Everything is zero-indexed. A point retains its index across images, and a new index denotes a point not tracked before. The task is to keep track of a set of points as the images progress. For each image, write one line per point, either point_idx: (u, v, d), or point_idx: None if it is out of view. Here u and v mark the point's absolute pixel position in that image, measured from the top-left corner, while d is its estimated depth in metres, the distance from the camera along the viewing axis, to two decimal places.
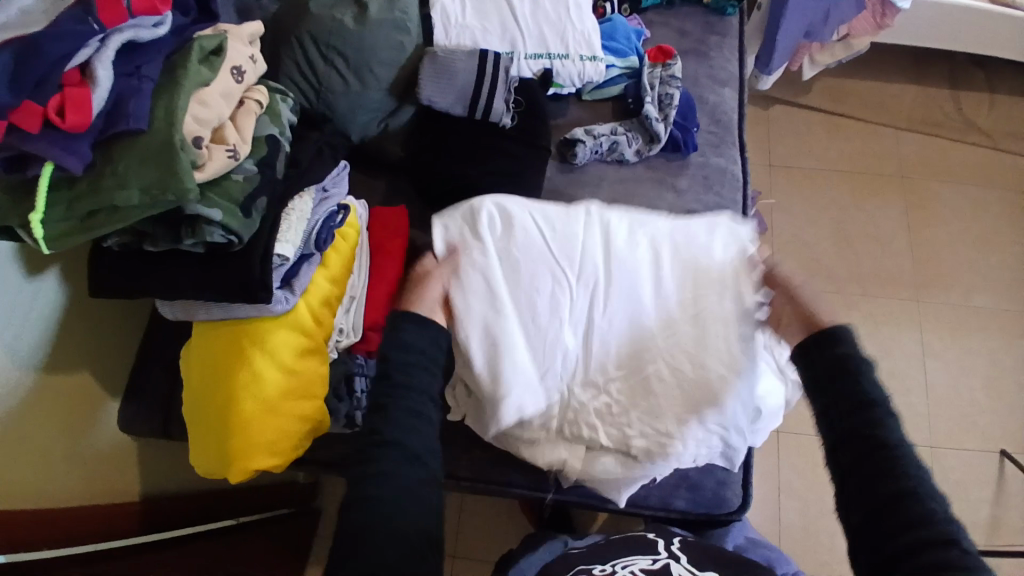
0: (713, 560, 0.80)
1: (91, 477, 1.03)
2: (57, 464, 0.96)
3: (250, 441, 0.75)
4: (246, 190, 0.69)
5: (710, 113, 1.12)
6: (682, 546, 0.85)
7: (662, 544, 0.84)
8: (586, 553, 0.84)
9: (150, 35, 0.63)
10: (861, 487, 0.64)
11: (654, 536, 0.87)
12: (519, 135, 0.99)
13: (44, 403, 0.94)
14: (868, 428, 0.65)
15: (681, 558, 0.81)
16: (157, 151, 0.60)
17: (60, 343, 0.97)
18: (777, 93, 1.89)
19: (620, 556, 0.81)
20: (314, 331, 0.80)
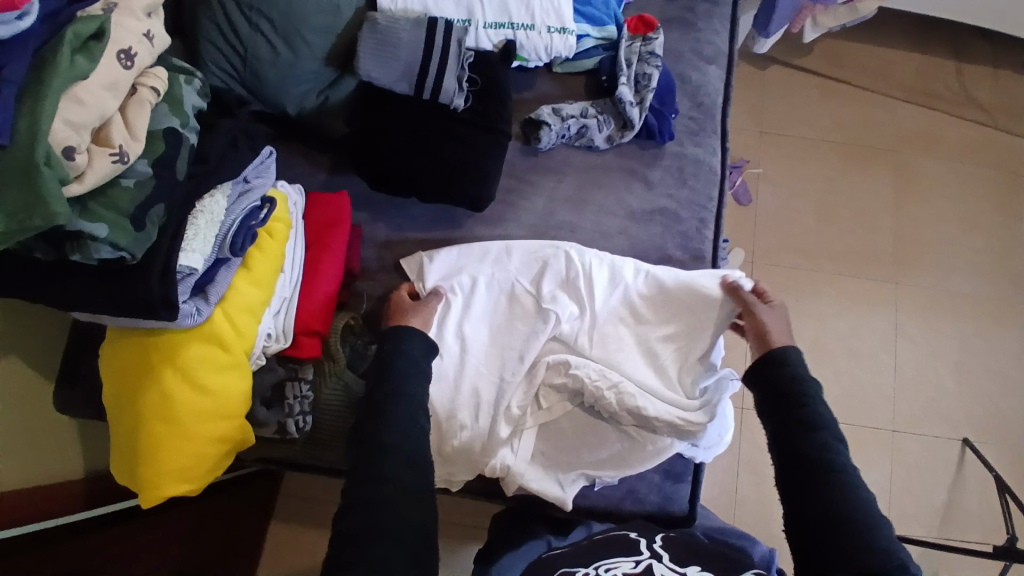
0: (699, 556, 0.76)
1: (33, 464, 0.99)
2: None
3: (158, 468, 0.69)
4: (137, 199, 0.60)
5: (692, 95, 1.01)
6: (664, 543, 0.80)
7: (644, 543, 0.79)
8: (564, 556, 0.79)
9: (11, 32, 0.51)
10: (811, 495, 0.67)
11: (637, 535, 0.82)
12: (473, 119, 0.88)
13: None
14: (812, 437, 0.71)
15: (663, 556, 0.76)
16: (18, 171, 0.51)
17: None
18: (775, 53, 1.75)
19: (602, 558, 0.76)
20: (233, 344, 0.72)
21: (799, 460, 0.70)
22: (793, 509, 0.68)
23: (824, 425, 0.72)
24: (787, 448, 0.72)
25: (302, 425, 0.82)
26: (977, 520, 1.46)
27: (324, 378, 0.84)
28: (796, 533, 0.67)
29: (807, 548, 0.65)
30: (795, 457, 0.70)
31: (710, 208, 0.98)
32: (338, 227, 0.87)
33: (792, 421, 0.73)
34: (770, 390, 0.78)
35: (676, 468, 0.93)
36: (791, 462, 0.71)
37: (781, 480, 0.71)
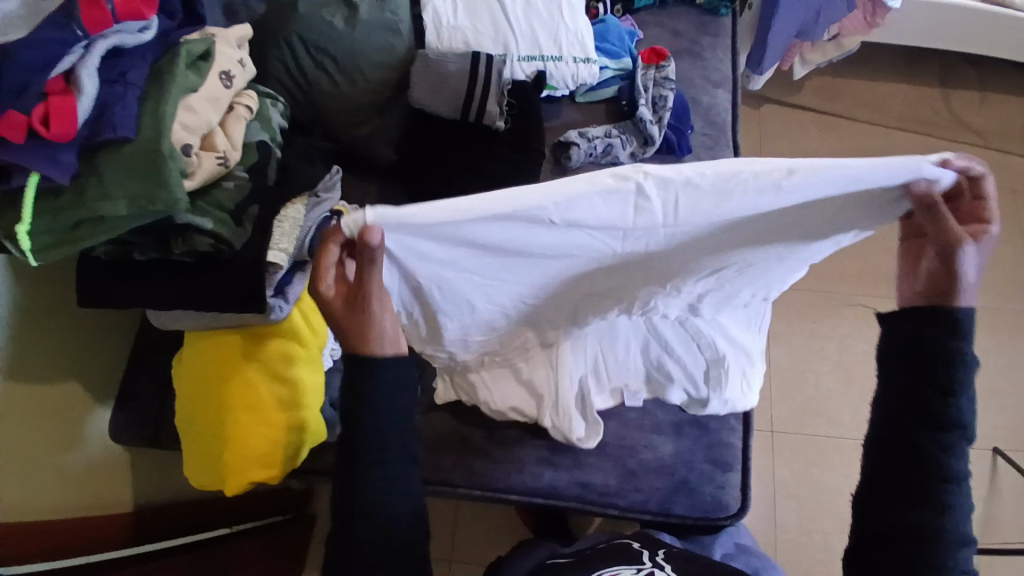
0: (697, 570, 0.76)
1: (83, 488, 1.01)
2: (52, 474, 0.94)
3: (240, 453, 0.74)
4: (235, 198, 0.69)
5: (705, 114, 1.12)
6: (666, 556, 0.80)
7: (647, 555, 0.80)
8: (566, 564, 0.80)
9: (134, 40, 0.61)
10: (896, 490, 0.61)
11: (640, 547, 0.82)
12: (511, 139, 0.98)
13: (41, 414, 0.92)
14: (934, 438, 0.60)
15: (666, 566, 0.77)
16: (144, 161, 0.58)
17: (57, 355, 0.96)
18: (769, 93, 1.90)
19: (607, 565, 0.77)
20: (309, 340, 0.78)
21: (905, 446, 0.61)
22: (867, 493, 0.63)
23: (961, 427, 0.60)
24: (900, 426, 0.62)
25: None
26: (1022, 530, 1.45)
27: None
28: (869, 512, 0.63)
29: (873, 538, 0.62)
30: (902, 441, 0.61)
31: None
32: None
33: (920, 404, 0.61)
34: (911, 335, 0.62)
35: (725, 458, 0.96)
36: (897, 442, 0.62)
37: (871, 458, 0.64)
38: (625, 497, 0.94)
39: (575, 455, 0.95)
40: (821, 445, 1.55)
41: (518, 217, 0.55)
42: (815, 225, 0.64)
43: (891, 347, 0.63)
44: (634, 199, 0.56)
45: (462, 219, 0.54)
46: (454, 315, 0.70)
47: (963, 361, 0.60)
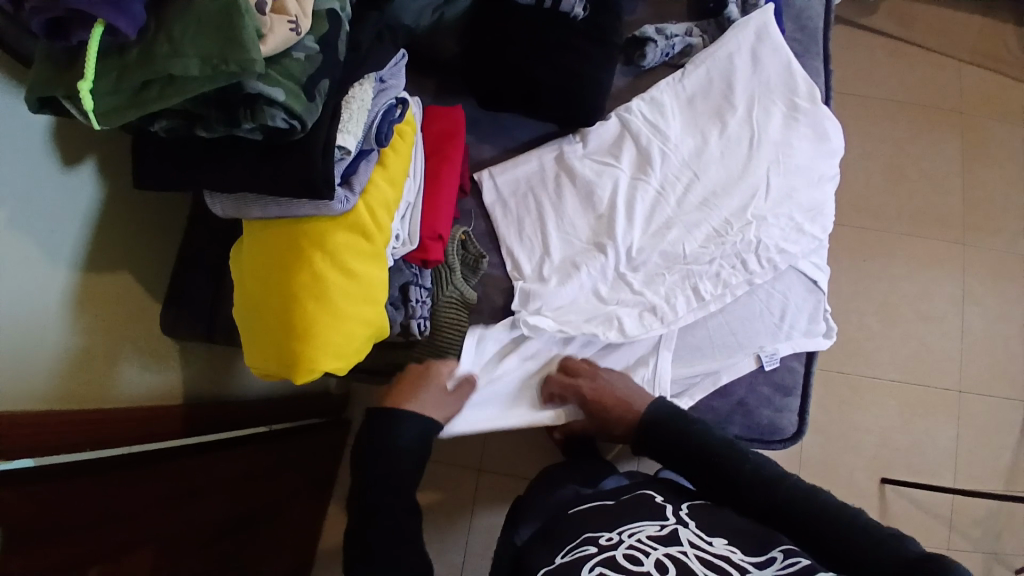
0: (726, 527, 0.73)
1: (139, 378, 1.00)
2: (91, 360, 0.90)
3: (313, 343, 0.71)
4: (308, 70, 0.62)
5: (795, 18, 1.01)
6: (691, 510, 0.78)
7: (670, 508, 0.78)
8: (595, 517, 0.79)
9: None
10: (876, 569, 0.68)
11: (663, 500, 0.80)
12: (589, 30, 0.90)
13: (73, 306, 0.86)
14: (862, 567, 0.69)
15: (690, 522, 0.74)
16: (217, 16, 0.52)
17: (110, 250, 0.93)
18: (840, 12, 1.82)
19: (628, 522, 0.75)
20: (375, 235, 0.74)
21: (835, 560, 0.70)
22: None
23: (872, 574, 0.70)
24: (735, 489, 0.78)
25: (424, 326, 0.85)
26: None
27: (442, 284, 0.88)
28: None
29: None
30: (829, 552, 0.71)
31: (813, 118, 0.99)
32: (455, 139, 0.90)
33: (739, 482, 0.78)
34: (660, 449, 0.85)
35: (786, 382, 0.94)
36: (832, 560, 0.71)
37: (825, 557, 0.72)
38: None
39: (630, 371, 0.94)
40: (858, 387, 1.62)
41: (581, 222, 0.93)
42: (782, 211, 0.94)
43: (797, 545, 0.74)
44: (646, 206, 0.94)
45: (548, 205, 0.94)
46: (547, 234, 0.93)
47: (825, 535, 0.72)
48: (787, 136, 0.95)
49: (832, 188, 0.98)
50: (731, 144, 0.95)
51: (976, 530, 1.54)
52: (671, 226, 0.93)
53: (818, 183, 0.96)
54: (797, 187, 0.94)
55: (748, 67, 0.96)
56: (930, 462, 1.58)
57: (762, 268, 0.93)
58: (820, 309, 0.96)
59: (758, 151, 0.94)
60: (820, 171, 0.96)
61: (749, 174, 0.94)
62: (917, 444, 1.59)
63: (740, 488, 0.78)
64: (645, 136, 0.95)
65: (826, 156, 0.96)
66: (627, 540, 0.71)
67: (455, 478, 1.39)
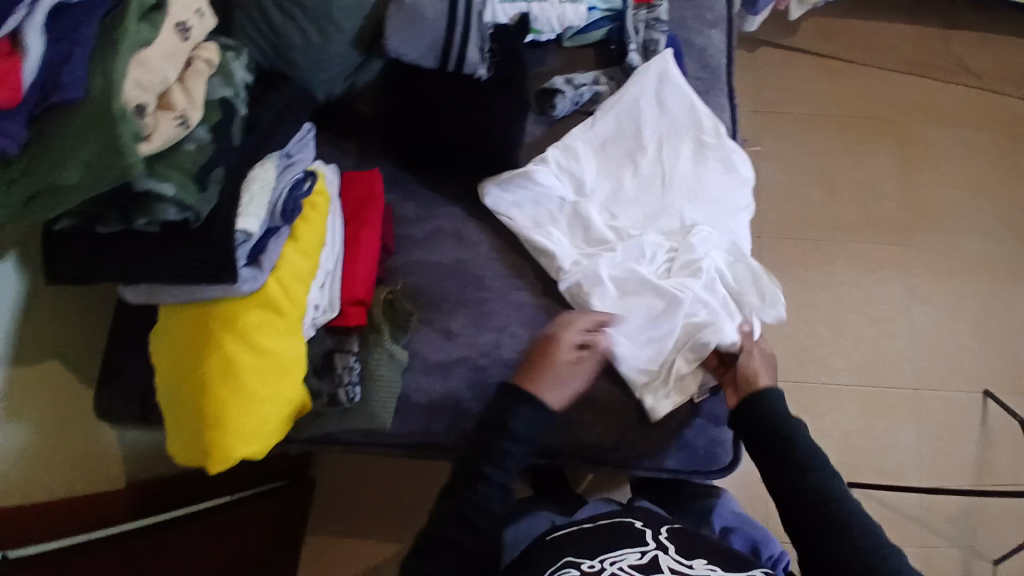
0: (700, 548, 0.81)
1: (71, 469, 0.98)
2: (26, 456, 0.90)
3: (226, 428, 0.71)
4: (200, 160, 0.63)
5: (698, 58, 1.05)
6: (669, 534, 0.84)
7: (649, 535, 0.84)
8: (573, 540, 0.84)
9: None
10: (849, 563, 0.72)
11: (641, 525, 0.86)
12: (496, 88, 0.92)
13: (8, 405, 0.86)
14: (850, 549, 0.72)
15: (669, 548, 0.80)
16: (95, 125, 0.53)
17: (42, 339, 0.92)
18: (763, 35, 1.90)
19: (610, 549, 0.81)
20: (288, 311, 0.75)
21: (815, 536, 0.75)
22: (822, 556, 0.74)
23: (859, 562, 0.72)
24: (792, 489, 0.79)
25: (352, 393, 0.84)
26: (1009, 468, 1.59)
27: (369, 347, 0.87)
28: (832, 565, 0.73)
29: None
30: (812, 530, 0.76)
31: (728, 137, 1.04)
32: (375, 202, 0.90)
33: (805, 487, 0.78)
34: (755, 432, 0.85)
35: (720, 412, 0.94)
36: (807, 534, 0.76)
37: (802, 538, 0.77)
38: (621, 455, 0.93)
39: (571, 414, 0.92)
40: (819, 394, 1.63)
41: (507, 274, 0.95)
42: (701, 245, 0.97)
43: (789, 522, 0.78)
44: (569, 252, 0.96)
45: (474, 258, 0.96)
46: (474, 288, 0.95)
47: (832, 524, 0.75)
48: (697, 172, 0.98)
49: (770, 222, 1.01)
50: (645, 184, 0.98)
51: (950, 527, 1.56)
52: (612, 264, 0.93)
53: (734, 212, 0.99)
54: (713, 220, 0.97)
55: (654, 107, 0.99)
56: (896, 463, 1.59)
57: (723, 303, 0.94)
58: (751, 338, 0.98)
59: (671, 188, 0.97)
60: (734, 201, 0.99)
61: (666, 211, 0.97)
62: (881, 446, 1.60)
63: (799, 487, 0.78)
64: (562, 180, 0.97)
65: (738, 188, 1.00)
66: (606, 566, 0.77)
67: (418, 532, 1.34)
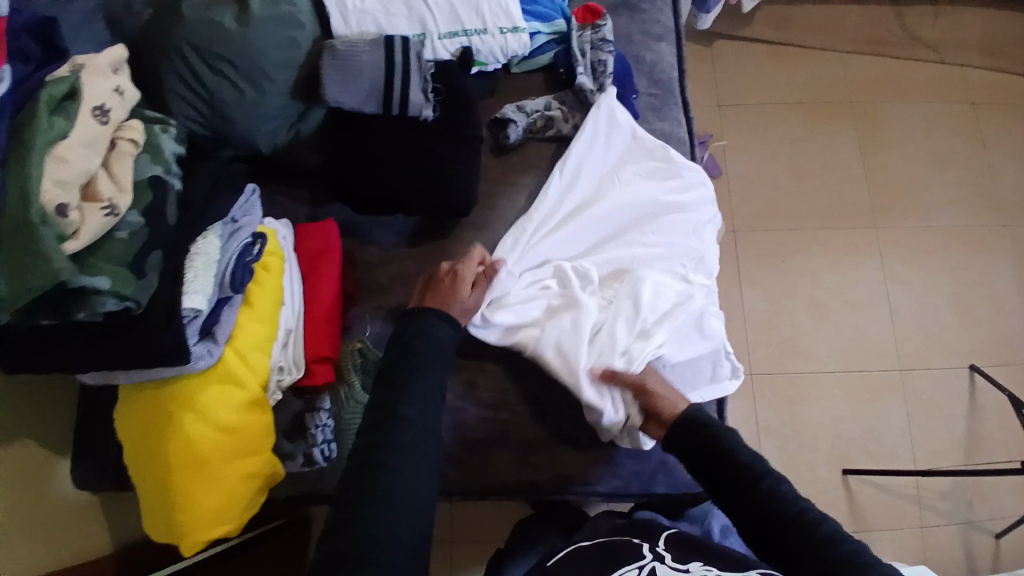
0: (699, 552, 0.75)
1: (59, 540, 0.95)
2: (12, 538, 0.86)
3: (196, 510, 0.69)
4: (134, 247, 0.62)
5: (649, 73, 1.04)
6: (667, 543, 0.77)
7: (647, 546, 0.76)
8: (566, 563, 0.76)
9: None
10: (795, 546, 0.66)
11: (639, 539, 0.78)
12: (442, 128, 0.90)
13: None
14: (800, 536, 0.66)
15: (666, 556, 0.74)
16: (16, 233, 0.52)
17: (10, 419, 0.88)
18: (720, 28, 1.88)
19: (606, 571, 0.72)
20: (248, 381, 0.73)
21: (766, 524, 0.68)
22: (775, 547, 0.67)
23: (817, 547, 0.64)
24: (730, 484, 0.73)
25: (328, 451, 0.81)
26: (996, 440, 1.59)
27: (342, 403, 0.83)
28: (789, 555, 0.66)
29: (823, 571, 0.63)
30: (763, 520, 0.69)
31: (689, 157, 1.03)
32: (331, 254, 0.88)
33: (739, 479, 0.72)
34: (692, 456, 0.78)
35: None
36: (762, 527, 0.69)
37: (761, 542, 0.69)
38: (606, 483, 0.92)
39: (549, 451, 0.91)
40: (802, 382, 1.62)
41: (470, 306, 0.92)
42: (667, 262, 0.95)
43: (746, 527, 0.71)
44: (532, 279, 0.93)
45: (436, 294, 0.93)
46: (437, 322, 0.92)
47: (783, 510, 0.68)
48: (656, 191, 0.97)
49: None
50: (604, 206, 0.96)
51: (946, 503, 1.55)
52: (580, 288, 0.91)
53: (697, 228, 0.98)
54: (676, 237, 0.96)
55: (586, 146, 0.98)
56: (887, 445, 1.58)
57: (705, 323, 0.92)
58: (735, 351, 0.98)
59: (622, 220, 0.96)
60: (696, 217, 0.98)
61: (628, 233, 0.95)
62: (869, 430, 1.59)
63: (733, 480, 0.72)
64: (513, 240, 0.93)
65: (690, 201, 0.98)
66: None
67: None
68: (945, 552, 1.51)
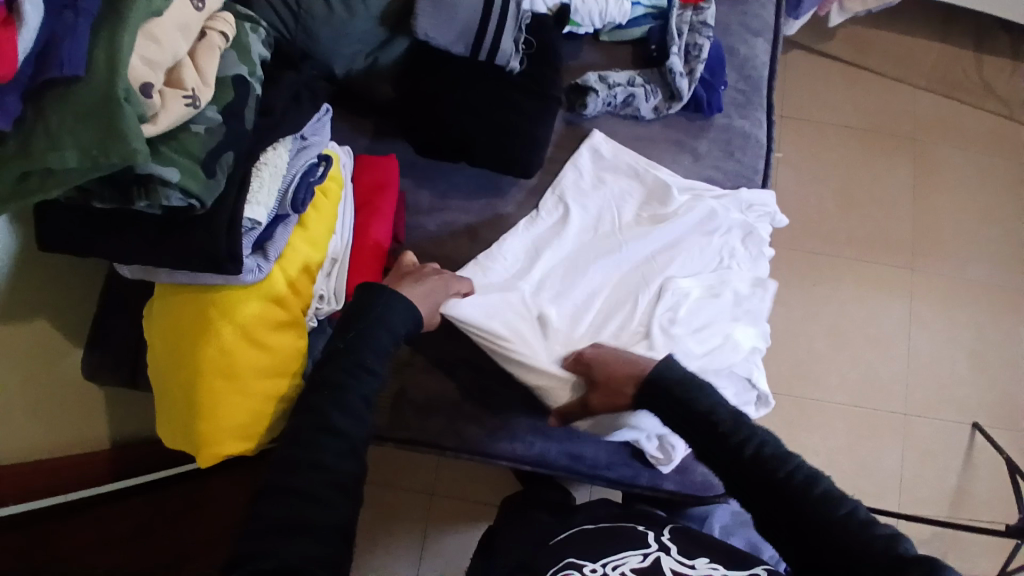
0: (706, 547, 0.68)
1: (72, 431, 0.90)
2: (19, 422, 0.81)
3: (220, 422, 0.69)
4: (208, 144, 0.59)
5: (740, 67, 1.00)
6: (673, 535, 0.71)
7: (651, 535, 0.71)
8: (568, 543, 0.72)
9: None
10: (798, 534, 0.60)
11: (644, 527, 0.73)
12: (524, 82, 0.87)
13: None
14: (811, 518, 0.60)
15: (671, 548, 0.68)
16: (95, 104, 0.48)
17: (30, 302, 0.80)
18: (799, 38, 1.81)
19: (608, 552, 0.67)
20: (291, 302, 0.72)
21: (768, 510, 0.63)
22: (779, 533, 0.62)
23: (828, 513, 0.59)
24: (730, 471, 0.66)
25: None
26: (986, 503, 1.56)
27: None
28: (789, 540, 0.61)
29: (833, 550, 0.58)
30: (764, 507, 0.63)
31: (756, 181, 0.98)
32: (388, 190, 0.85)
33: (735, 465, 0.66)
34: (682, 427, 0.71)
35: None
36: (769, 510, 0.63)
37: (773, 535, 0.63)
38: (615, 470, 0.91)
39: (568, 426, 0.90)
40: (808, 408, 1.59)
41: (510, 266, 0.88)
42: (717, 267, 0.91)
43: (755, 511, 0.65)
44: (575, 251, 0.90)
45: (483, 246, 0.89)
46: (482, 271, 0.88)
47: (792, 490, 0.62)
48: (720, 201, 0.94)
49: (768, 246, 0.95)
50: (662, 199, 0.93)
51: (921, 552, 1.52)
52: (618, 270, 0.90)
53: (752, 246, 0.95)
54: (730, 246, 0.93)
55: (576, 176, 0.94)
56: (876, 485, 1.55)
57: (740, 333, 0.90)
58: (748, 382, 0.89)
59: (618, 247, 0.91)
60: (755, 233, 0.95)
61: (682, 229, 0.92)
62: (864, 468, 1.56)
63: (745, 482, 0.65)
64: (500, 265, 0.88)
65: (689, 226, 0.92)
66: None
67: (401, 508, 1.28)
68: None
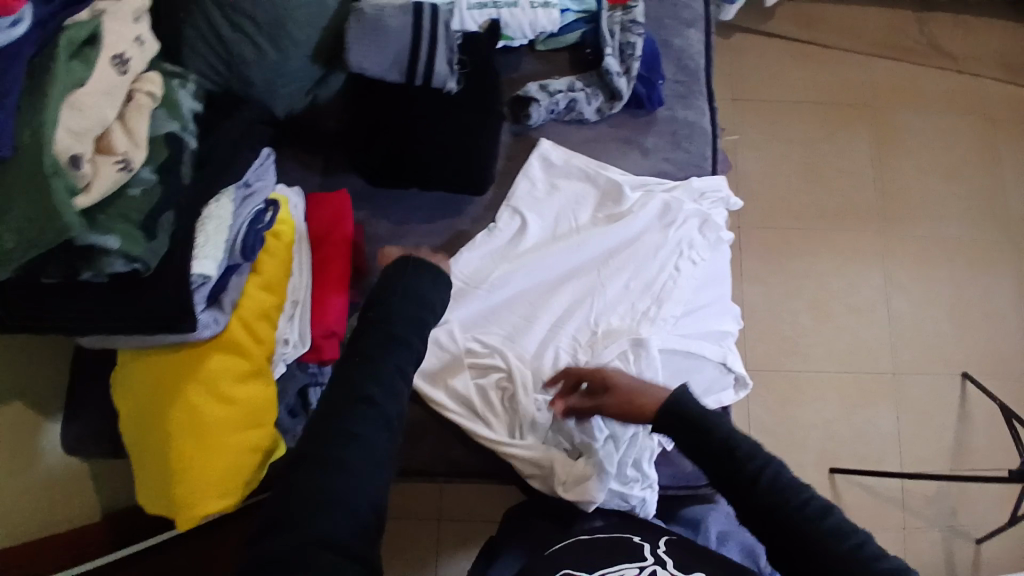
0: (702, 560, 0.68)
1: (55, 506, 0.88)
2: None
3: (194, 482, 0.68)
4: (146, 206, 0.59)
5: (677, 60, 1.02)
6: (670, 547, 0.71)
7: (648, 547, 0.71)
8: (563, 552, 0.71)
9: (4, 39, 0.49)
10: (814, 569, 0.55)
11: (641, 539, 0.73)
12: (466, 101, 0.88)
13: None
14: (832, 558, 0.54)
15: (668, 561, 0.67)
16: (24, 181, 0.49)
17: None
18: (741, 21, 1.82)
19: (605, 565, 0.67)
20: (254, 352, 0.71)
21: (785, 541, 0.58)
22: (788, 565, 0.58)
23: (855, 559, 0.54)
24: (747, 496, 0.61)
25: None
26: (984, 451, 1.57)
27: None
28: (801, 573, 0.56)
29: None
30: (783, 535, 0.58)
31: (706, 167, 0.99)
32: (344, 225, 0.85)
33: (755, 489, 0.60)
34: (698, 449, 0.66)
35: None
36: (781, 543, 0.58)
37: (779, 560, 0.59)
38: None
39: None
40: (799, 382, 1.60)
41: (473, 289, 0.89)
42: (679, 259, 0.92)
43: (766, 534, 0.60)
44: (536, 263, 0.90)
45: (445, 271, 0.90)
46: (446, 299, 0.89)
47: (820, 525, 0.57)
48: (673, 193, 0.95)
49: (725, 231, 0.95)
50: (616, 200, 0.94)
51: (928, 508, 1.53)
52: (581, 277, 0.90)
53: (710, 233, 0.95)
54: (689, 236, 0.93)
55: (529, 186, 0.95)
56: (876, 448, 1.56)
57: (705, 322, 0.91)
58: (723, 366, 0.90)
59: (578, 254, 0.91)
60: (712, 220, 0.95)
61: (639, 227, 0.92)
62: (861, 433, 1.57)
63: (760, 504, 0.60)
64: (460, 291, 0.89)
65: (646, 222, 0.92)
66: None
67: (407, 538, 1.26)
68: (925, 557, 1.50)
